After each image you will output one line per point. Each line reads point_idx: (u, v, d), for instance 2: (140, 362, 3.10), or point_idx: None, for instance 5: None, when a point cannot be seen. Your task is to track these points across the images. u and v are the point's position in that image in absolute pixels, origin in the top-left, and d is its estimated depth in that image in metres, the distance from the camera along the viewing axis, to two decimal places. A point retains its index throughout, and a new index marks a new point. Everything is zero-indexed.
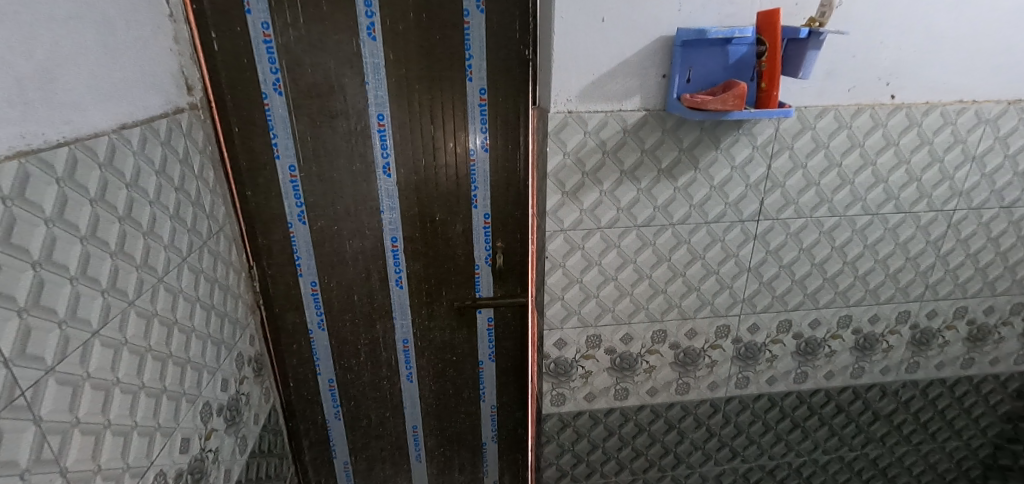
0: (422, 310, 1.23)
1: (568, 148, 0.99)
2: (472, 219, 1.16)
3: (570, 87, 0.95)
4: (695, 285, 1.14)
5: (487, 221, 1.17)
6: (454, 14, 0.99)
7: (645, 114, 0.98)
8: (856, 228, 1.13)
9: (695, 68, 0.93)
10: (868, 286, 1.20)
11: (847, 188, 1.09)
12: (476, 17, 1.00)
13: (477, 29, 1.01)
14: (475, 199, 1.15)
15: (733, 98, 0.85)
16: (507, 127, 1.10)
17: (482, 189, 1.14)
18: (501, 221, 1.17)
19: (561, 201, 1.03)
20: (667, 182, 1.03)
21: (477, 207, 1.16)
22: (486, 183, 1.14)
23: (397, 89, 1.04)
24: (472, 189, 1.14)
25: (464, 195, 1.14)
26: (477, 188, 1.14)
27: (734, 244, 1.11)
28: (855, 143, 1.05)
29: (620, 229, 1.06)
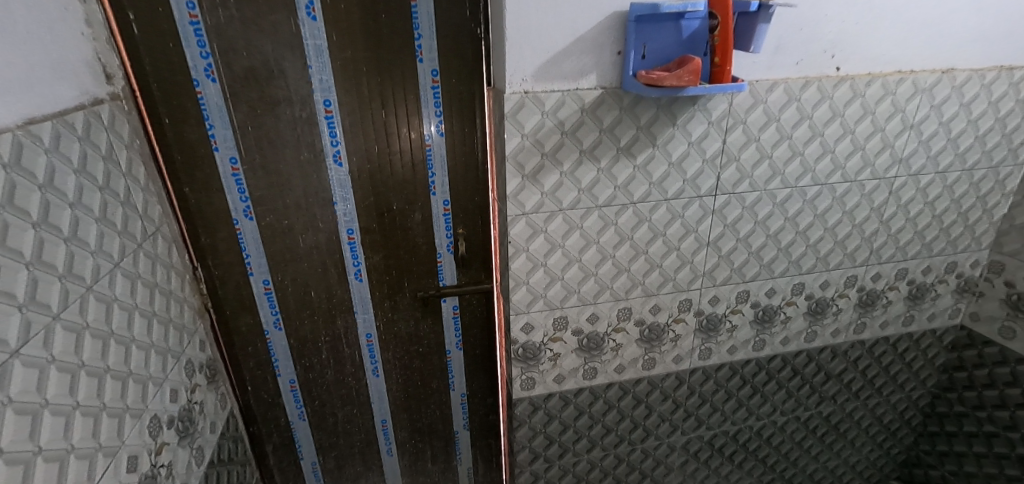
0: (385, 302, 1.19)
1: (526, 130, 0.96)
2: (431, 207, 1.13)
3: (524, 66, 0.92)
4: (657, 261, 1.15)
5: (447, 208, 1.14)
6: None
7: (602, 92, 0.97)
8: (807, 198, 1.16)
9: (650, 43, 0.92)
10: (819, 254, 1.24)
11: (797, 160, 1.11)
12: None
13: (426, 6, 0.96)
14: (433, 185, 1.11)
15: (688, 74, 0.85)
16: (463, 110, 1.06)
17: (440, 175, 1.11)
18: (461, 208, 1.14)
19: (522, 184, 1.00)
20: (626, 161, 1.03)
21: (436, 194, 1.12)
22: (444, 169, 1.10)
23: (343, 72, 0.98)
24: (430, 175, 1.10)
25: (422, 182, 1.10)
26: (434, 174, 1.10)
27: (694, 220, 1.12)
28: (804, 115, 1.07)
29: (582, 210, 1.05)
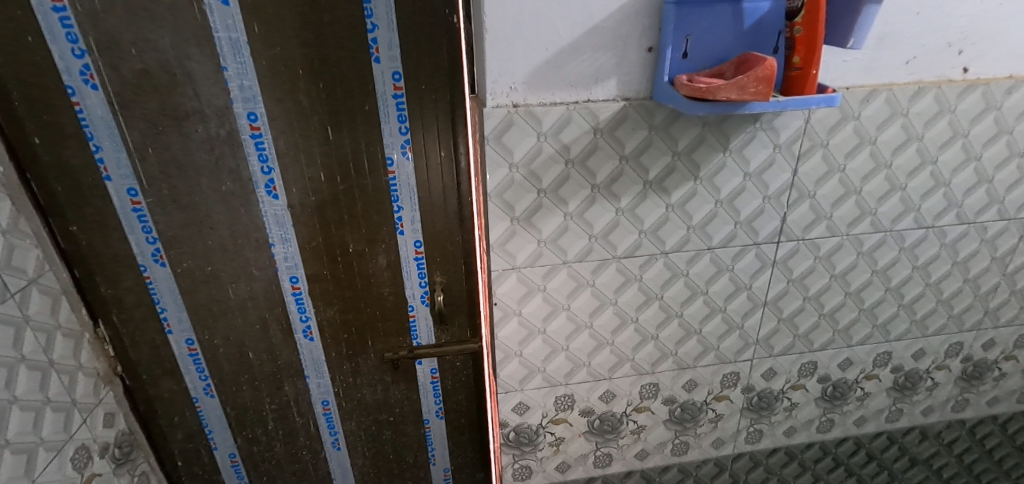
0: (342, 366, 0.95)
1: (516, 158, 0.69)
2: (400, 249, 0.88)
3: (513, 69, 0.65)
4: (695, 327, 0.87)
5: (420, 251, 0.88)
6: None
7: (624, 106, 0.69)
8: (905, 245, 0.86)
9: (695, 36, 0.64)
10: (915, 317, 0.93)
11: (896, 195, 0.81)
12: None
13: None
14: (401, 223, 0.85)
15: (757, 82, 0.55)
16: (438, 126, 0.80)
17: (410, 211, 0.85)
18: (438, 250, 0.89)
19: (511, 229, 0.73)
20: (656, 199, 0.75)
21: (405, 233, 0.87)
22: (413, 202, 0.84)
23: (271, 77, 0.72)
24: (395, 210, 0.84)
25: (386, 219, 0.85)
26: (401, 207, 0.84)
27: (747, 274, 0.83)
28: (911, 136, 0.76)
29: (593, 262, 0.78)
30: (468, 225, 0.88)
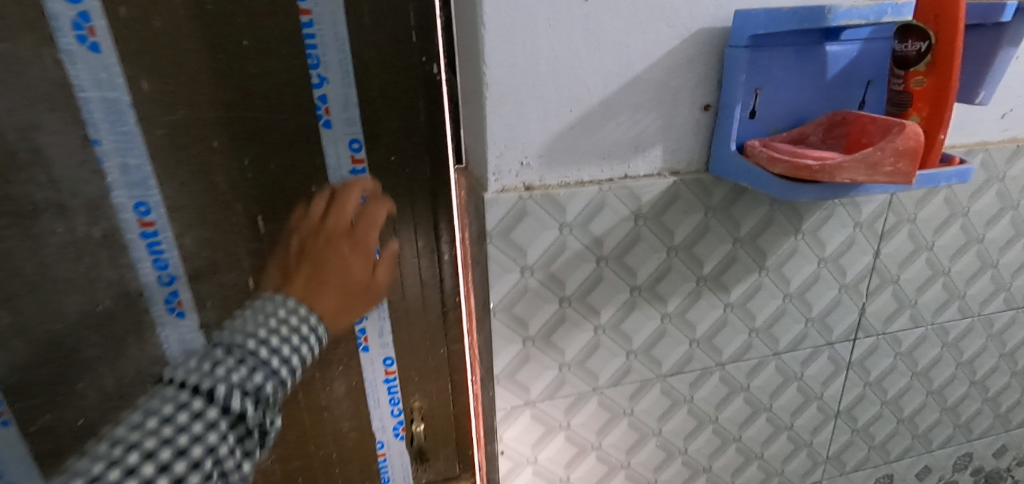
0: (280, 244, 0.57)
1: (530, 260, 0.49)
2: (365, 371, 0.65)
3: (524, 139, 0.46)
4: (756, 451, 0.67)
5: (392, 370, 0.66)
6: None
7: (674, 182, 0.50)
8: (992, 331, 0.70)
9: (767, 89, 0.48)
10: (998, 411, 0.77)
11: (986, 274, 0.66)
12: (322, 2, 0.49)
13: (328, 25, 0.50)
14: (364, 338, 0.63)
15: (897, 159, 0.37)
16: (413, 208, 0.60)
17: (377, 321, 0.63)
18: (416, 367, 0.67)
19: (523, 353, 0.53)
20: (712, 299, 0.56)
21: (370, 349, 0.64)
22: (382, 309, 0.62)
23: (171, 148, 0.51)
24: (357, 320, 0.62)
25: (344, 334, 0.62)
26: (365, 317, 0.62)
27: (818, 381, 0.65)
28: (1007, 204, 0.62)
29: (632, 385, 0.58)
30: (456, 334, 0.67)
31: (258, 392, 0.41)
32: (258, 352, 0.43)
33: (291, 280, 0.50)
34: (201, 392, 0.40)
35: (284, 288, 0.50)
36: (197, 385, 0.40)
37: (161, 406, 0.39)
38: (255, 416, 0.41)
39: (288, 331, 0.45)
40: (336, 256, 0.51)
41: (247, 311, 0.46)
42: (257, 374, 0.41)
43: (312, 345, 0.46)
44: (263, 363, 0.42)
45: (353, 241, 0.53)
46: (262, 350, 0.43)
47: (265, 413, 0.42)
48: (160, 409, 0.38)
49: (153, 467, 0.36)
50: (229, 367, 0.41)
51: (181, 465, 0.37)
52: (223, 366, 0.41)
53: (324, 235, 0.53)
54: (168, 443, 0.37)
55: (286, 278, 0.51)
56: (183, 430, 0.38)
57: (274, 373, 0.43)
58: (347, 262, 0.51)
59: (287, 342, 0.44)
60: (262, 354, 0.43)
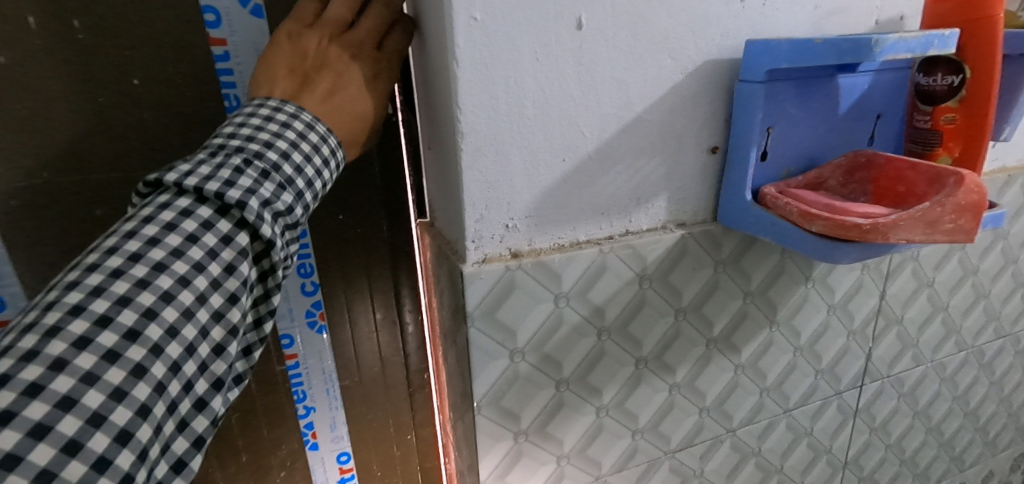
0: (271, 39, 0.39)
1: (521, 341, 0.40)
2: (315, 470, 0.59)
3: (509, 196, 0.37)
4: None
5: (346, 466, 0.60)
6: (183, 13, 0.41)
7: (682, 236, 0.43)
8: (983, 361, 0.68)
9: (779, 127, 0.42)
10: (987, 438, 0.76)
11: (980, 306, 0.63)
12: (237, 29, 0.42)
13: (249, 56, 0.43)
14: (312, 434, 0.57)
15: (959, 214, 0.32)
16: (370, 280, 0.53)
17: (328, 413, 0.57)
18: (375, 459, 0.61)
19: (514, 451, 0.43)
20: (722, 361, 0.49)
21: (320, 444, 0.58)
22: (334, 399, 0.57)
23: (57, 216, 0.43)
24: (304, 414, 0.56)
25: (288, 430, 0.56)
26: (313, 410, 0.56)
27: (827, 434, 0.60)
28: (998, 234, 0.60)
29: (638, 468, 0.50)
30: (423, 415, 0.61)
31: (288, 214, 0.35)
32: (288, 157, 0.36)
33: (300, 82, 0.38)
34: (225, 168, 0.33)
35: (286, 88, 0.38)
36: (222, 192, 0.33)
37: (184, 240, 0.32)
38: (281, 253, 0.35)
39: (314, 145, 0.37)
40: (356, 85, 0.39)
41: (256, 101, 0.38)
42: (286, 194, 0.35)
43: (333, 161, 0.39)
44: (293, 182, 0.36)
45: (376, 62, 0.39)
46: (283, 141, 0.36)
47: (291, 240, 0.36)
48: (194, 285, 0.32)
49: (179, 349, 0.31)
50: (251, 179, 0.34)
51: (204, 347, 0.32)
52: (249, 172, 0.34)
53: (345, 47, 0.39)
54: (201, 337, 0.32)
55: (289, 71, 0.38)
56: (213, 322, 0.32)
57: (303, 195, 0.36)
58: (367, 93, 0.40)
59: (312, 160, 0.37)
60: (287, 171, 0.36)
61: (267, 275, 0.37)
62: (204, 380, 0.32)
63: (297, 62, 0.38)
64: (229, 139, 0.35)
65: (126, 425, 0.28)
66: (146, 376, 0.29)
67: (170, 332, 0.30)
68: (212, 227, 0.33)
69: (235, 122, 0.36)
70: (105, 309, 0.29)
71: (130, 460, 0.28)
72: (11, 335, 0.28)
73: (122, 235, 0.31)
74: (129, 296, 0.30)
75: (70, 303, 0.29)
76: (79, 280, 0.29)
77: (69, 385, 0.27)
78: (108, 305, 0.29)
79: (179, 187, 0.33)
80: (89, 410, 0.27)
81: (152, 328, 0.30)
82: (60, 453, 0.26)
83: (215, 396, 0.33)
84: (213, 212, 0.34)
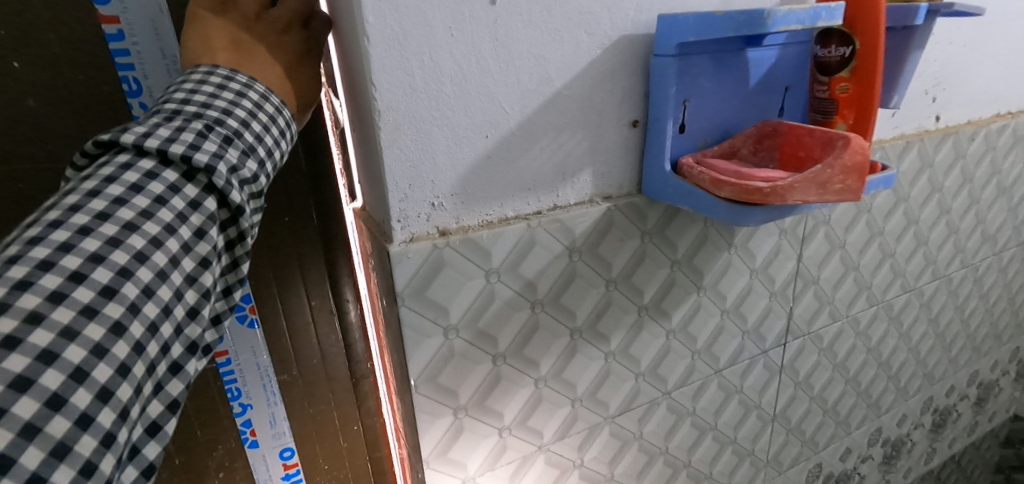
0: (190, 13, 0.39)
1: (454, 318, 0.40)
2: (258, 465, 0.61)
3: (433, 173, 0.37)
4: (704, 472, 0.64)
5: (291, 460, 0.62)
6: None
7: (608, 209, 0.44)
8: (893, 314, 0.74)
9: (695, 100, 0.43)
10: (900, 385, 0.83)
11: (887, 264, 0.69)
12: (130, 6, 0.42)
13: (146, 35, 0.43)
14: (251, 431, 0.59)
15: (846, 175, 0.34)
16: (304, 275, 0.54)
17: (267, 409, 0.58)
18: (321, 450, 0.63)
19: (455, 427, 0.44)
20: (655, 327, 0.52)
21: (262, 441, 0.60)
22: (274, 396, 0.58)
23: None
24: (243, 412, 0.57)
25: (227, 426, 0.57)
26: (252, 407, 0.57)
27: (756, 390, 0.64)
28: (900, 197, 0.65)
29: (580, 435, 0.51)
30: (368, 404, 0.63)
31: (253, 182, 0.34)
32: (247, 126, 0.35)
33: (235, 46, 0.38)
34: (188, 132, 0.32)
35: (228, 56, 0.37)
36: (189, 155, 0.31)
37: (152, 202, 0.30)
38: (249, 221, 0.34)
39: (268, 116, 0.36)
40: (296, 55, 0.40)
41: (203, 68, 0.36)
42: (250, 161, 0.34)
43: (287, 133, 0.38)
44: (254, 150, 0.34)
45: (307, 38, 0.40)
46: (242, 109, 0.35)
47: (255, 210, 0.35)
48: (167, 247, 0.30)
49: (157, 309, 0.29)
50: (215, 144, 0.32)
51: (180, 310, 0.30)
52: (212, 137, 0.32)
53: (273, 22, 0.40)
54: (177, 299, 0.30)
55: (226, 39, 0.38)
56: (188, 285, 0.30)
57: (266, 164, 0.35)
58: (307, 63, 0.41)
59: (268, 132, 0.36)
60: (248, 138, 0.34)
61: (233, 245, 0.35)
62: (180, 345, 0.30)
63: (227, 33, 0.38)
64: (184, 104, 0.33)
65: (107, 383, 0.26)
66: (125, 334, 0.27)
67: (145, 292, 0.28)
68: (180, 190, 0.31)
69: (187, 87, 0.34)
70: (79, 265, 0.26)
71: (114, 422, 0.26)
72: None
73: (83, 193, 0.29)
74: (102, 254, 0.27)
75: (39, 257, 0.26)
76: (42, 235, 0.26)
77: (47, 341, 0.24)
78: (81, 263, 0.27)
79: (138, 147, 0.31)
80: (72, 365, 0.25)
81: (130, 286, 0.28)
82: (42, 408, 0.24)
83: (190, 366, 0.31)
84: (179, 176, 0.31)
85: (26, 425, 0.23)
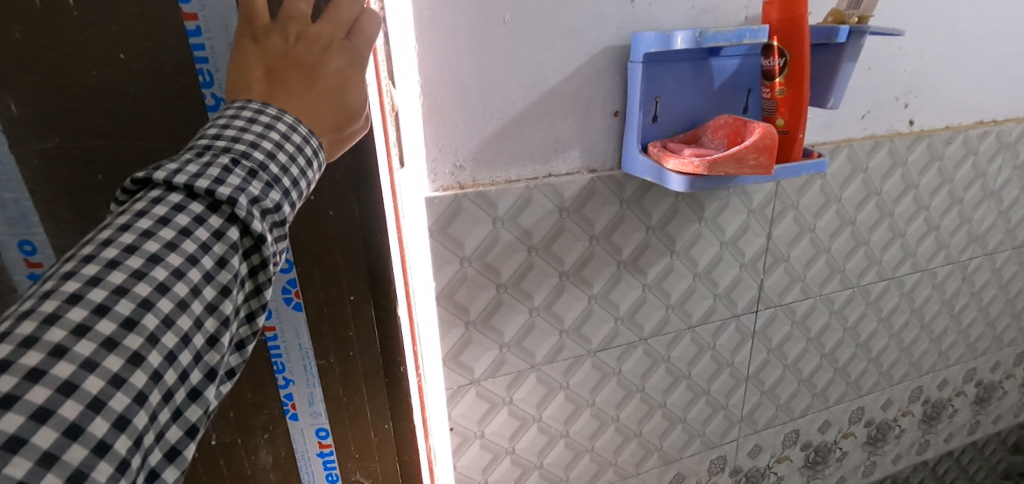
0: (236, 42, 0.43)
1: (468, 250, 0.55)
2: (296, 439, 0.66)
3: (457, 143, 0.52)
4: (679, 415, 0.76)
5: (326, 443, 0.67)
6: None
7: (591, 178, 0.58)
8: (870, 299, 0.83)
9: (665, 96, 0.56)
10: (882, 369, 0.90)
11: (861, 250, 0.77)
12: (208, 5, 0.45)
13: (217, 29, 0.46)
14: (292, 406, 0.64)
15: (757, 154, 0.47)
16: (345, 271, 0.58)
17: (306, 389, 0.63)
18: (353, 439, 0.68)
19: (465, 337, 0.59)
20: (632, 280, 0.64)
21: (300, 418, 0.65)
22: (312, 377, 0.63)
23: (48, 177, 0.47)
24: (285, 388, 0.62)
25: (272, 397, 0.62)
26: (292, 384, 0.62)
27: (728, 349, 0.75)
28: (870, 191, 0.74)
29: (566, 361, 0.65)
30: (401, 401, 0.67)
31: (275, 211, 0.39)
32: (272, 159, 0.40)
33: (271, 76, 0.42)
34: (213, 167, 0.37)
35: (262, 90, 0.42)
36: (212, 189, 0.36)
37: (176, 234, 0.35)
38: (269, 248, 0.39)
39: (294, 148, 0.41)
40: (336, 73, 0.43)
41: (237, 105, 0.41)
42: (273, 192, 0.39)
43: (315, 161, 0.43)
44: (278, 181, 0.40)
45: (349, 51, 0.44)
46: (268, 141, 0.40)
47: (278, 236, 0.40)
48: (188, 278, 0.35)
49: (185, 325, 0.35)
50: (241, 177, 0.38)
51: (206, 327, 0.36)
52: (239, 171, 0.38)
53: (313, 41, 0.43)
54: (203, 316, 0.36)
55: (261, 70, 0.42)
56: (210, 307, 0.36)
57: (289, 193, 0.40)
58: (349, 80, 0.44)
59: (292, 162, 0.41)
60: (273, 170, 0.40)
61: (257, 270, 0.40)
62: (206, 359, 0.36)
63: (271, 59, 0.42)
64: (214, 139, 0.39)
65: (141, 388, 0.32)
66: (157, 346, 0.33)
67: (176, 309, 0.34)
68: (206, 221, 0.37)
69: (220, 123, 0.40)
70: (103, 298, 0.32)
71: (127, 446, 0.31)
72: (11, 319, 0.30)
73: (117, 227, 0.35)
74: (126, 286, 0.33)
75: (88, 274, 0.32)
76: (94, 253, 0.33)
77: (90, 350, 0.31)
78: (124, 278, 0.33)
79: (169, 184, 0.37)
80: (110, 372, 0.31)
81: (161, 303, 0.34)
82: (85, 409, 0.30)
83: (208, 388, 0.36)
84: (204, 208, 0.37)
85: (69, 425, 0.29)
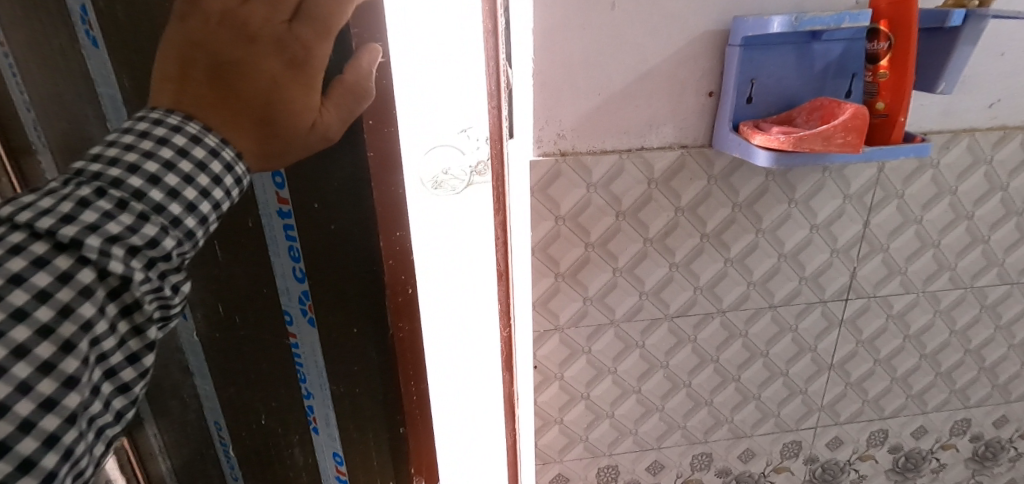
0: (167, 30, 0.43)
1: (563, 210, 0.63)
2: (319, 451, 0.76)
3: (561, 116, 0.60)
4: (753, 392, 0.78)
5: (341, 468, 0.76)
6: None
7: (682, 153, 0.63)
8: (986, 303, 0.77)
9: (761, 79, 0.59)
10: (997, 381, 0.84)
11: (978, 249, 0.73)
12: None
13: None
14: (313, 418, 0.73)
15: (845, 133, 0.49)
16: (348, 299, 0.64)
17: (323, 406, 0.72)
18: (361, 464, 0.76)
19: (554, 287, 0.67)
20: (714, 253, 0.68)
21: (319, 431, 0.75)
22: (323, 394, 0.71)
23: None
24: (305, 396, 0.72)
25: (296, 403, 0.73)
26: (310, 394, 0.72)
27: (812, 334, 0.75)
28: (995, 185, 0.69)
29: (643, 322, 0.71)
30: (406, 432, 0.73)
31: (143, 247, 0.39)
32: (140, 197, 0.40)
33: (184, 74, 0.42)
34: (69, 201, 0.37)
35: (177, 96, 0.42)
36: (56, 227, 0.36)
37: (22, 271, 0.35)
38: (138, 285, 0.39)
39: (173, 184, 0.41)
40: (260, 78, 0.42)
41: (116, 131, 0.41)
42: (144, 227, 0.39)
43: (210, 191, 0.42)
44: (148, 217, 0.39)
45: (280, 41, 0.42)
46: (139, 175, 0.40)
47: (147, 275, 0.39)
48: (26, 320, 0.35)
49: (27, 369, 0.35)
50: (95, 215, 0.38)
51: (57, 368, 0.36)
52: (94, 209, 0.38)
53: (235, 23, 0.41)
54: (56, 357, 0.36)
55: (178, 67, 0.42)
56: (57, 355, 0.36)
57: (167, 228, 0.40)
58: (275, 89, 0.43)
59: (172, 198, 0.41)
60: (141, 206, 0.39)
61: (130, 307, 0.40)
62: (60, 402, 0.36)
63: (187, 48, 0.41)
64: (83, 167, 0.40)
65: None
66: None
67: (12, 353, 0.34)
68: (53, 259, 0.37)
69: (109, 140, 0.40)
70: None
71: None
72: None
73: None
74: (27, 308, 0.35)
75: None
76: None
77: None
78: None
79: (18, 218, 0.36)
80: None
81: None
82: None
83: (66, 431, 0.36)
84: (112, 205, 0.39)
85: None
